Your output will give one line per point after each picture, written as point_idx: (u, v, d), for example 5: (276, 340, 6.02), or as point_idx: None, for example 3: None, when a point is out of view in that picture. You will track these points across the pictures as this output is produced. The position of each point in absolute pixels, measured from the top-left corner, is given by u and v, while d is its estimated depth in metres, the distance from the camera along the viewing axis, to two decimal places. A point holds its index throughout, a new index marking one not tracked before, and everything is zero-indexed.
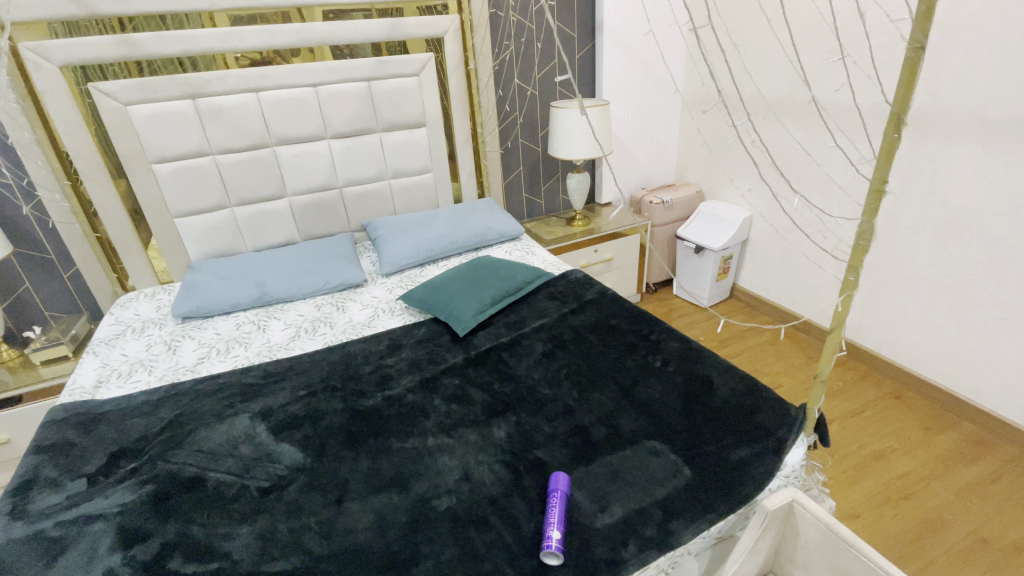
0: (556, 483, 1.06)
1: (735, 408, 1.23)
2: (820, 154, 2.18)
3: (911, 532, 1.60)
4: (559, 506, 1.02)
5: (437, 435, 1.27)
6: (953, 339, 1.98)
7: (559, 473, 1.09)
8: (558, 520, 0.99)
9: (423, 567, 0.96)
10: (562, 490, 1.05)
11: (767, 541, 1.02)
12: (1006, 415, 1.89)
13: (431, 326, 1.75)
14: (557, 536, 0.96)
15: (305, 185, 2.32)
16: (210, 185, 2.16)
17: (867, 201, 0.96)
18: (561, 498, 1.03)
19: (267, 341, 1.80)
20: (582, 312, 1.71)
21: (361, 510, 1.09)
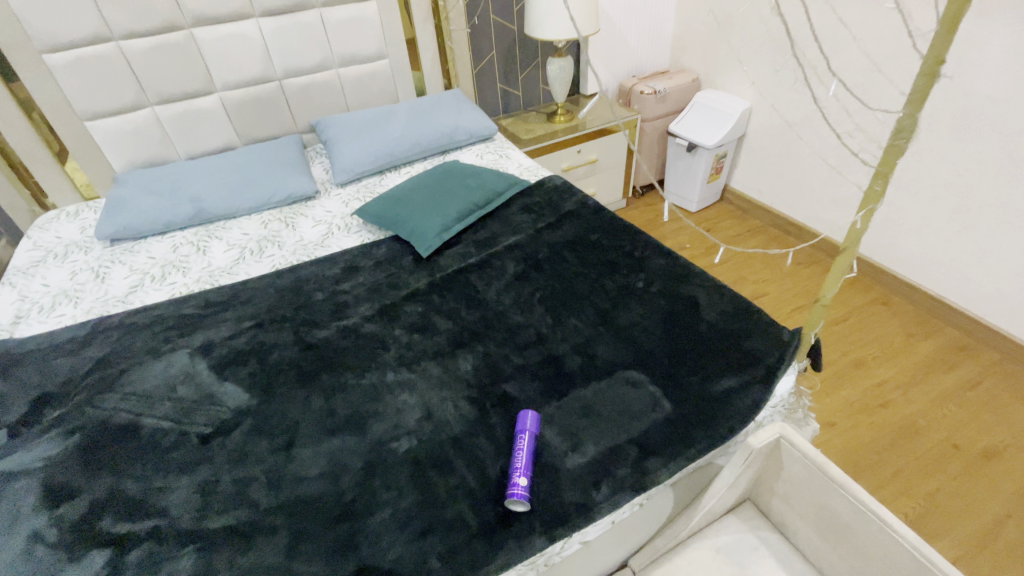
0: (525, 423, 0.96)
1: (724, 333, 1.11)
2: (858, 26, 1.88)
3: (886, 440, 1.61)
4: (528, 449, 0.92)
5: (397, 370, 1.15)
6: (952, 244, 1.86)
7: (527, 412, 0.98)
8: (526, 465, 0.90)
9: (379, 517, 0.88)
10: (532, 431, 0.95)
11: (747, 475, 0.96)
12: (994, 322, 1.84)
13: (391, 245, 1.56)
14: (523, 484, 0.87)
15: (238, 78, 1.96)
16: (119, 80, 1.80)
17: (914, 87, 0.75)
18: (530, 441, 0.93)
19: (208, 266, 1.61)
20: (560, 225, 1.53)
21: (312, 455, 0.99)
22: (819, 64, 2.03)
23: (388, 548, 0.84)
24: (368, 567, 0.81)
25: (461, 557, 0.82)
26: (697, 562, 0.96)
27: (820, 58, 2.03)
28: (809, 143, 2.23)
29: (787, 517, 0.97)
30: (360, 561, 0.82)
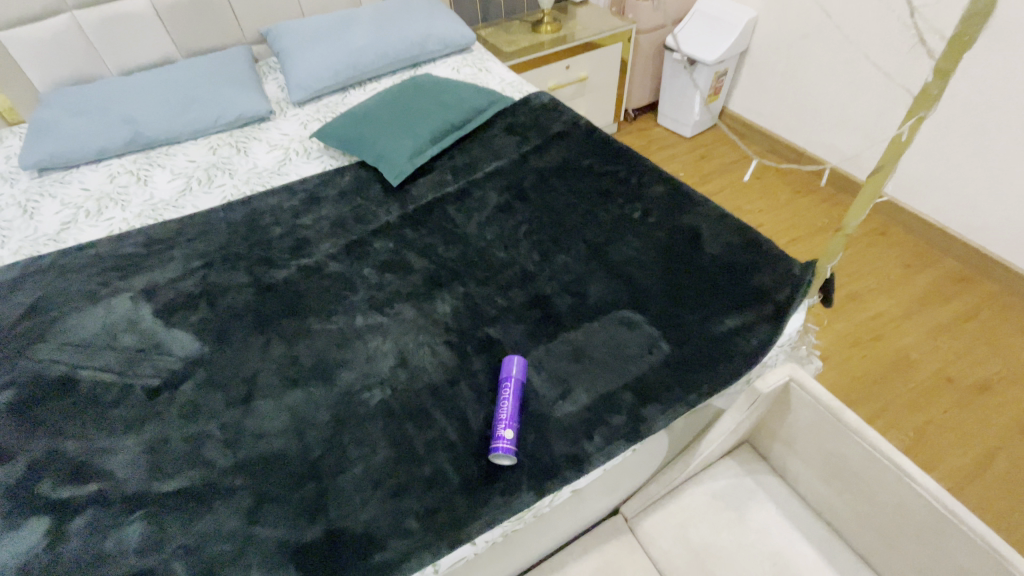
0: (512, 370, 0.86)
1: (729, 268, 1.00)
2: None
3: (881, 376, 1.57)
4: (515, 398, 0.83)
5: (367, 313, 1.03)
6: (962, 170, 1.74)
7: (512, 357, 0.88)
8: (514, 416, 0.81)
9: (351, 475, 0.80)
10: (520, 378, 0.86)
11: (751, 419, 0.90)
12: (996, 252, 1.77)
13: (357, 173, 1.39)
14: (510, 436, 0.79)
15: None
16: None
17: None
18: (517, 390, 0.84)
19: (151, 198, 1.43)
20: (547, 148, 1.36)
21: (275, 409, 0.89)
22: None
23: (362, 509, 0.76)
24: (339, 530, 0.74)
25: (441, 516, 0.75)
26: (692, 507, 0.91)
27: None
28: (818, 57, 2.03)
29: (789, 460, 0.92)
30: (330, 523, 0.75)
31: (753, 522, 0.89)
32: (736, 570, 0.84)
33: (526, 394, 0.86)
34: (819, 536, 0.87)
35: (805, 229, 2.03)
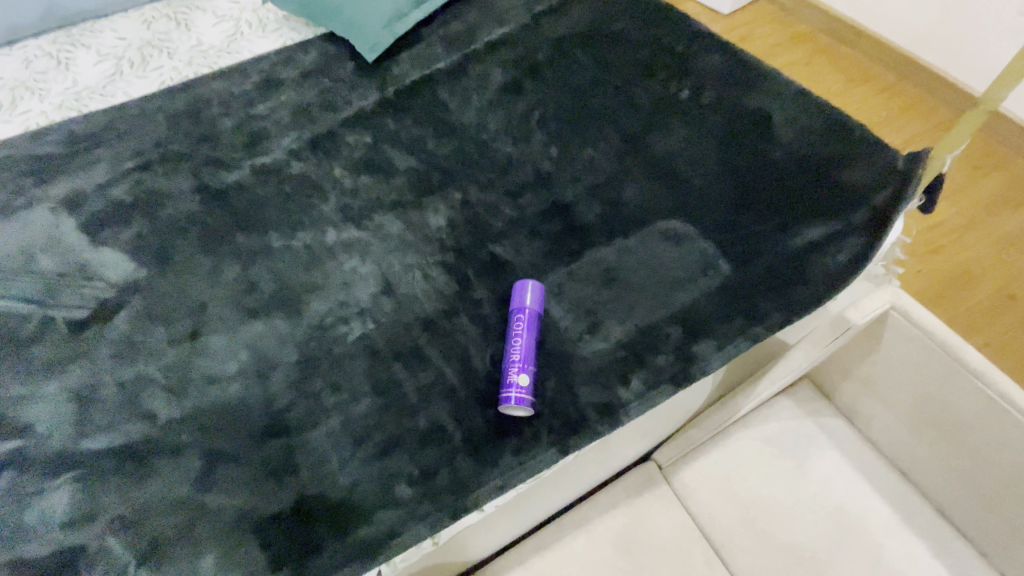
0: (525, 299, 0.66)
1: (808, 163, 0.77)
2: None
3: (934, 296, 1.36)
4: (531, 335, 0.64)
5: (340, 226, 0.82)
6: None
7: (525, 282, 0.68)
8: (530, 357, 0.63)
9: (324, 429, 0.63)
10: (536, 309, 0.66)
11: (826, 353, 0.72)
12: None
13: (324, 48, 1.09)
14: (526, 383, 0.61)
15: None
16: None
17: None
18: (532, 324, 0.65)
19: (72, 85, 1.13)
20: (564, 10, 1.05)
21: (229, 347, 0.72)
22: None
23: (339, 472, 0.60)
24: (312, 498, 0.58)
25: (440, 480, 0.59)
26: (741, 455, 0.76)
27: None
28: None
29: (863, 401, 0.76)
30: (300, 488, 0.59)
31: (815, 473, 0.74)
32: (793, 529, 0.70)
33: (544, 329, 0.67)
34: (894, 489, 0.73)
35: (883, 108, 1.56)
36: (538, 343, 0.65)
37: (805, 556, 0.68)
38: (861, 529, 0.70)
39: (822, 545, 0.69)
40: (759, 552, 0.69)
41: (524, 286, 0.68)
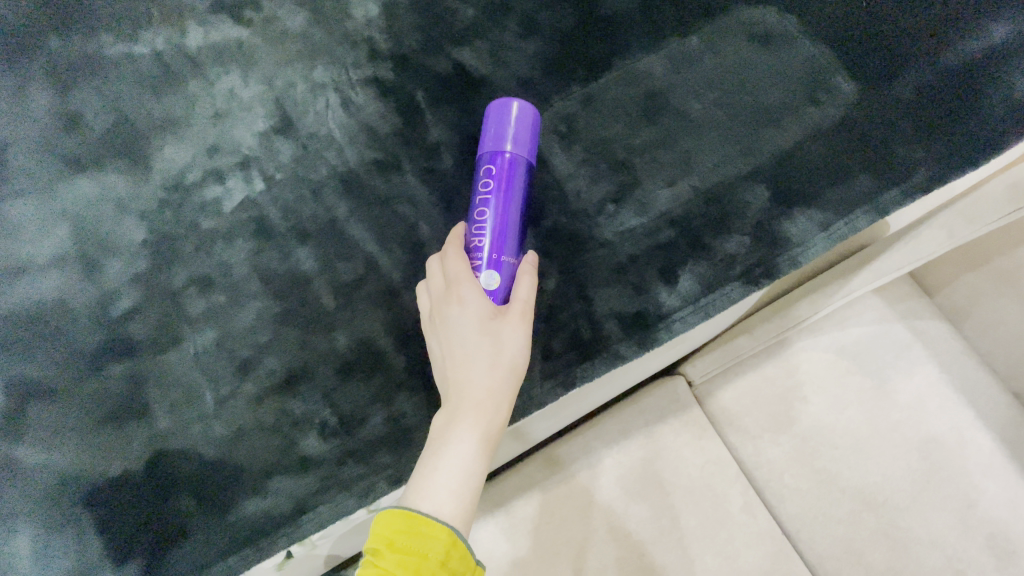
0: (501, 137, 0.38)
1: None
2: None
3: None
4: (511, 202, 0.37)
5: (209, 19, 0.50)
6: None
7: (504, 102, 0.38)
8: (508, 242, 0.37)
9: (192, 350, 0.40)
10: (523, 154, 0.38)
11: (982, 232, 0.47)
12: None
13: None
14: (496, 287, 0.36)
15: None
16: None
17: None
18: (515, 184, 0.37)
19: None
20: None
21: (39, 218, 0.45)
22: None
23: (215, 415, 0.38)
24: (173, 456, 0.38)
25: (372, 431, 0.38)
26: (806, 371, 0.55)
27: None
28: None
29: (987, 300, 0.54)
30: (157, 440, 0.38)
31: (903, 395, 0.54)
32: (867, 466, 0.52)
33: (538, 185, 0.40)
34: (1004, 418, 0.54)
35: None
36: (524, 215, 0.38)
37: (878, 502, 0.51)
38: (956, 468, 0.52)
39: (902, 488, 0.51)
40: (815, 495, 0.53)
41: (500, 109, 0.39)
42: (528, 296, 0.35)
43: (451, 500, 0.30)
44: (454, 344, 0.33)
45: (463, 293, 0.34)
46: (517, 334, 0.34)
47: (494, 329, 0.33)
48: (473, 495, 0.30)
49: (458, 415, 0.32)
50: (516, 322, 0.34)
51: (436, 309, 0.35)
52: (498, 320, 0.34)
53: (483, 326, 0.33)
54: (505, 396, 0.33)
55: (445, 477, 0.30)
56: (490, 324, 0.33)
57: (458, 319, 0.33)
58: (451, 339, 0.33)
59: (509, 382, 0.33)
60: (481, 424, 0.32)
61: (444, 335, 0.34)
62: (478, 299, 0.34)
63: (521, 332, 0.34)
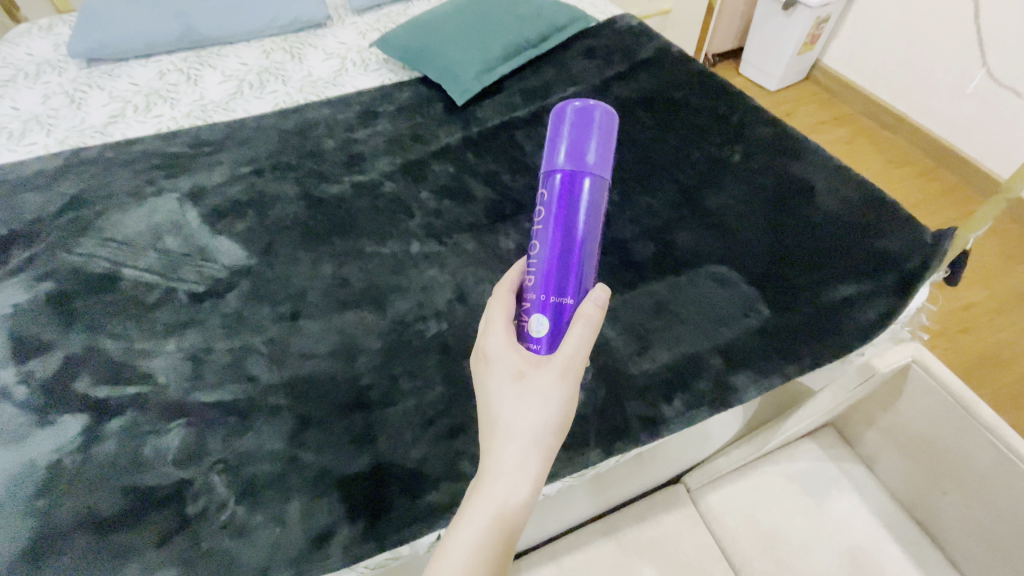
0: (561, 157, 0.49)
1: (848, 227, 0.86)
2: None
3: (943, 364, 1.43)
4: (563, 220, 0.48)
5: (424, 239, 0.94)
6: None
7: (562, 125, 0.50)
8: (557, 257, 0.48)
9: (402, 409, 0.73)
10: (583, 174, 0.49)
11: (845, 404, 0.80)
12: None
13: (418, 90, 1.26)
14: (546, 314, 0.48)
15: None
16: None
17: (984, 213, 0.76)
18: (566, 202, 0.48)
19: (200, 98, 1.34)
20: (634, 78, 1.19)
21: (322, 329, 0.83)
22: None
23: (412, 446, 0.69)
24: (389, 464, 0.68)
25: None
26: (764, 488, 0.82)
27: None
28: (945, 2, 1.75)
29: (883, 450, 0.81)
30: (379, 455, 0.69)
31: (834, 511, 0.79)
32: (812, 559, 0.75)
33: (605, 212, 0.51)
34: (910, 537, 0.77)
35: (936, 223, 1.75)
36: (578, 225, 0.49)
37: None
38: (877, 569, 0.74)
39: None
40: None
41: (561, 127, 0.50)
42: (556, 373, 0.46)
43: (472, 545, 0.43)
44: (490, 414, 0.47)
45: (502, 354, 0.48)
46: (538, 405, 0.46)
47: (520, 405, 0.46)
48: (489, 542, 0.44)
49: (484, 478, 0.45)
50: (541, 391, 0.46)
51: (482, 377, 0.49)
52: (525, 392, 0.46)
53: (511, 402, 0.46)
54: (525, 466, 0.45)
55: (473, 524, 0.44)
56: (515, 397, 0.46)
57: (494, 392, 0.47)
58: (487, 412, 0.47)
59: (530, 458, 0.45)
60: (504, 490, 0.45)
61: (487, 404, 0.48)
62: (517, 350, 0.48)
63: (544, 408, 0.46)
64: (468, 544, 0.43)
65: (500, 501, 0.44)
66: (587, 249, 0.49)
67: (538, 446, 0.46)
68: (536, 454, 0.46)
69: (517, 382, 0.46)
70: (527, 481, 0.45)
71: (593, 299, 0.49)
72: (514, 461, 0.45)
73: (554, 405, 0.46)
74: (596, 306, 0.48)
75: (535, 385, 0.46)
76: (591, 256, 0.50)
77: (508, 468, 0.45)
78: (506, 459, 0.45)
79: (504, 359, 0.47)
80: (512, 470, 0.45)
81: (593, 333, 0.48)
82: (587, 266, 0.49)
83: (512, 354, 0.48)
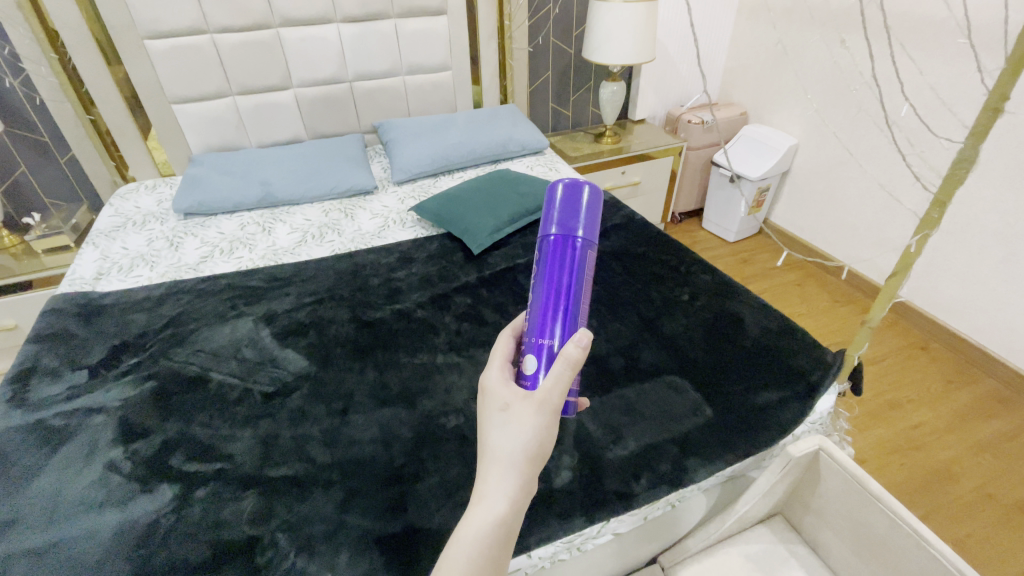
0: (553, 224, 0.64)
1: (769, 350, 1.14)
2: (922, 59, 1.75)
3: (899, 483, 1.58)
4: (553, 272, 0.62)
5: (447, 353, 1.21)
6: (981, 286, 1.84)
7: (553, 198, 0.65)
8: (548, 302, 0.61)
9: (428, 483, 0.93)
10: (569, 237, 0.63)
11: (780, 492, 1.00)
12: (1014, 362, 1.82)
13: (444, 242, 1.64)
14: (539, 352, 0.59)
15: (299, 37, 2.02)
16: (195, 38, 1.90)
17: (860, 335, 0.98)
18: (556, 258, 0.63)
19: (273, 245, 1.71)
20: (607, 236, 1.57)
21: (367, 421, 1.05)
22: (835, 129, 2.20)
23: (436, 512, 0.88)
24: (417, 526, 0.86)
25: None
26: (727, 566, 0.97)
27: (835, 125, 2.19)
28: (854, 181, 2.22)
29: (819, 532, 0.99)
30: (409, 519, 0.88)
31: None
32: None
33: (593, 269, 0.64)
34: None
35: (877, 354, 2.03)
36: (565, 275, 0.62)
37: None
38: None
39: None
40: None
41: (553, 201, 0.65)
42: (536, 403, 0.54)
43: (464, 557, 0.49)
44: (483, 441, 0.54)
45: (495, 388, 0.57)
46: (517, 435, 0.53)
47: (506, 431, 0.53)
48: (475, 555, 0.49)
49: (476, 496, 0.52)
50: (521, 422, 0.53)
51: (479, 410, 0.57)
52: (510, 420, 0.54)
53: (499, 429, 0.54)
54: (507, 484, 0.52)
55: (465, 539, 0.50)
56: (501, 424, 0.54)
57: (486, 421, 0.55)
58: (482, 440, 0.55)
59: (511, 476, 0.52)
60: (490, 509, 0.51)
61: (481, 433, 0.55)
62: (506, 384, 0.57)
63: (525, 433, 0.53)
64: (461, 554, 0.49)
65: (486, 517, 0.50)
66: (572, 297, 0.61)
67: (516, 471, 0.52)
68: (517, 475, 0.52)
69: (503, 413, 0.54)
70: (509, 498, 0.51)
71: (576, 342, 0.56)
72: (496, 483, 0.52)
73: (532, 435, 0.53)
74: (577, 347, 0.56)
75: (516, 416, 0.53)
76: (577, 305, 0.62)
77: (495, 486, 0.52)
78: (490, 481, 0.52)
79: (495, 393, 0.56)
80: (498, 489, 0.52)
81: (573, 371, 0.56)
82: (572, 313, 0.61)
83: (504, 389, 0.56)
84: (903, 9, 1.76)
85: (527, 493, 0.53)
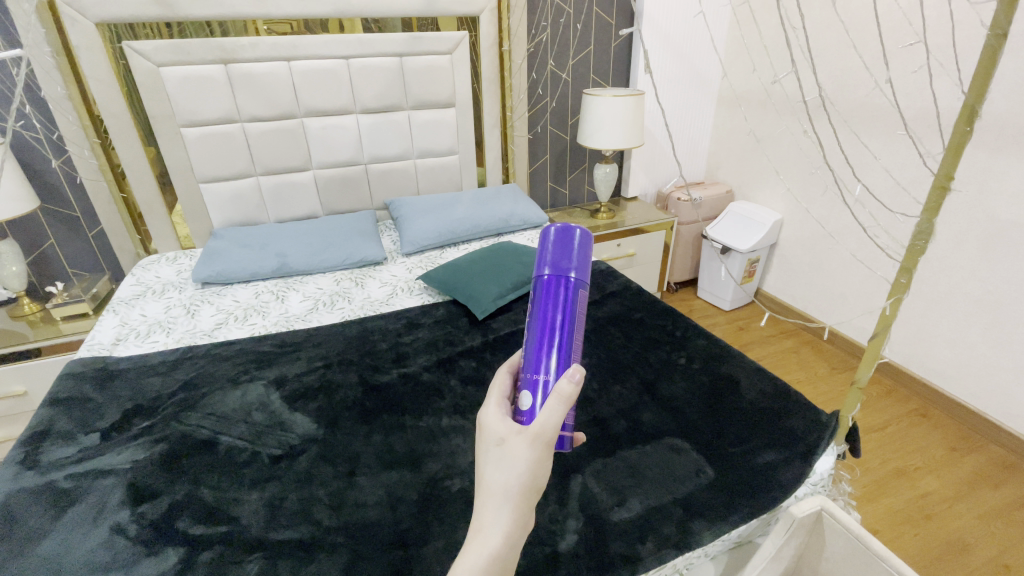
0: (546, 266, 0.72)
1: (766, 412, 1.17)
2: (880, 148, 1.93)
3: (914, 556, 1.53)
4: (546, 310, 0.69)
5: (452, 416, 1.24)
6: (971, 350, 1.89)
7: (546, 241, 0.74)
8: (542, 337, 0.67)
9: (433, 547, 0.93)
10: (560, 276, 0.70)
11: (788, 556, 0.99)
12: (1014, 427, 1.83)
13: (450, 308, 1.72)
14: (534, 388, 0.64)
15: (321, 125, 2.23)
16: (227, 126, 2.11)
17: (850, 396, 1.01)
18: (549, 296, 0.70)
19: (286, 312, 1.79)
20: (605, 303, 1.65)
21: (372, 485, 1.06)
22: (815, 204, 2.36)
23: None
24: None
25: None
26: None
27: (812, 204, 2.38)
28: (837, 253, 2.33)
29: None
30: None
31: None
32: None
33: (584, 307, 0.70)
34: None
35: (878, 420, 2.03)
36: (557, 313, 0.68)
37: None
38: None
39: None
40: None
41: (547, 244, 0.73)
42: (530, 438, 0.57)
43: None
44: (479, 476, 0.57)
45: (492, 423, 0.60)
46: (512, 469, 0.56)
47: (501, 467, 0.56)
48: None
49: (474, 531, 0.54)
50: (516, 456, 0.56)
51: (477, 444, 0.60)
52: (505, 456, 0.57)
53: (494, 464, 0.57)
54: (501, 518, 0.55)
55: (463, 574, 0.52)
56: (496, 460, 0.57)
57: (483, 456, 0.58)
58: (478, 475, 0.57)
59: (503, 510, 0.55)
60: (484, 542, 0.53)
61: (478, 468, 0.58)
62: (503, 420, 0.60)
63: (519, 468, 0.56)
64: None
65: (482, 551, 0.53)
66: (564, 333, 0.67)
67: (511, 504, 0.55)
68: (510, 510, 0.55)
69: (499, 448, 0.57)
70: (503, 532, 0.54)
71: (569, 378, 0.59)
72: (491, 517, 0.55)
73: (526, 469, 0.56)
74: (570, 383, 0.59)
75: (511, 450, 0.56)
76: (570, 341, 0.68)
77: (491, 520, 0.55)
78: (487, 515, 0.55)
79: (491, 428, 0.60)
80: (492, 523, 0.55)
81: (567, 406, 0.59)
82: (564, 349, 0.66)
83: (500, 424, 0.60)
84: (861, 103, 1.98)
85: (521, 525, 0.56)
